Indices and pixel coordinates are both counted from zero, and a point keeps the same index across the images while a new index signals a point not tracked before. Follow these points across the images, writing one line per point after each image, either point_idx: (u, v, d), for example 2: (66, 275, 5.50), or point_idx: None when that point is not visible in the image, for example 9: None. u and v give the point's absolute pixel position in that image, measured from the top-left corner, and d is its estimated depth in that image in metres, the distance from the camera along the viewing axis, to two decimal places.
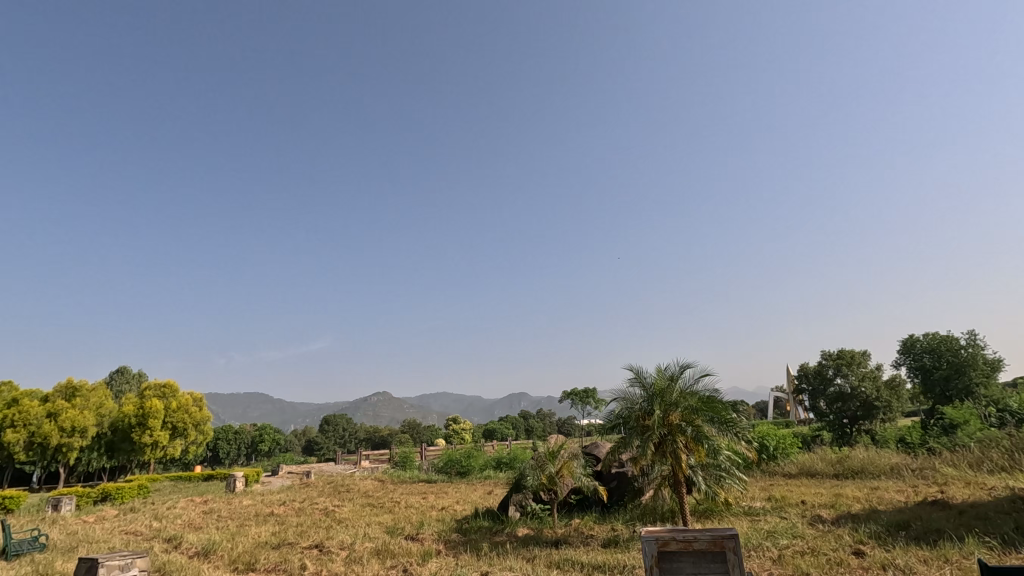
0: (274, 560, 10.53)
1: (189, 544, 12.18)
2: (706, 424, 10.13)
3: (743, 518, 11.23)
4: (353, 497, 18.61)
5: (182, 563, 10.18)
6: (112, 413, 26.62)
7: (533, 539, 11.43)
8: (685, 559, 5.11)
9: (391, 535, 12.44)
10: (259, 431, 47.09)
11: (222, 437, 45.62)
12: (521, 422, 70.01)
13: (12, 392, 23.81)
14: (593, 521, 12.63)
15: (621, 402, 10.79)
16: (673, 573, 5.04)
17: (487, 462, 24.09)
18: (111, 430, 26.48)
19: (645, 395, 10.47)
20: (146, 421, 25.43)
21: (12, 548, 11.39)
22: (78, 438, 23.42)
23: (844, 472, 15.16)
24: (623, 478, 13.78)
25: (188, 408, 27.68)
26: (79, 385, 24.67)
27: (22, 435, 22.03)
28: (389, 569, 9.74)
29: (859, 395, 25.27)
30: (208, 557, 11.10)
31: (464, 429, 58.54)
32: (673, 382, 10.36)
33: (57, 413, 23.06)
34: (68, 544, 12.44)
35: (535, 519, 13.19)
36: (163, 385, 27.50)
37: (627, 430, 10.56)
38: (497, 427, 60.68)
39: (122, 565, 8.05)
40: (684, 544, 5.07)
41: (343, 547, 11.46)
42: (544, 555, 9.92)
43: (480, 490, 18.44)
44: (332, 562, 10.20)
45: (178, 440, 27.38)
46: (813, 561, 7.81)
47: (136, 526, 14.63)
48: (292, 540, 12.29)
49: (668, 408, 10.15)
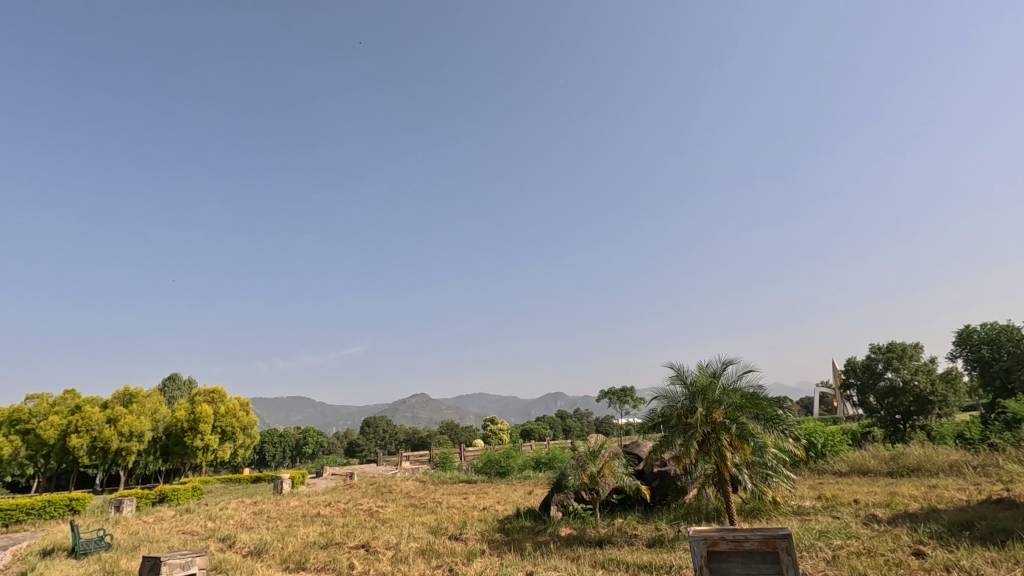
0: (323, 559, 10.81)
1: (243, 544, 12.61)
2: (751, 421, 9.90)
3: (793, 518, 10.93)
4: (397, 498, 18.90)
5: (237, 563, 10.56)
6: (165, 418, 27.74)
7: (576, 539, 11.42)
8: (733, 559, 5.04)
9: (436, 536, 12.59)
10: (303, 435, 48.37)
11: (268, 440, 46.99)
12: (558, 421, 69.63)
13: (75, 399, 25.12)
14: (635, 521, 12.52)
15: (662, 400, 10.70)
16: (722, 573, 4.97)
17: (526, 462, 24.17)
18: (165, 434, 27.62)
19: (686, 394, 10.37)
20: (198, 425, 26.45)
21: (81, 546, 12.07)
22: (136, 442, 24.53)
23: (899, 469, 14.60)
24: (666, 477, 13.60)
25: (236, 412, 28.60)
26: (135, 392, 25.85)
27: (86, 440, 23.25)
28: (434, 569, 9.86)
29: (911, 389, 24.30)
30: (261, 556, 11.49)
31: (502, 429, 58.81)
32: (715, 379, 10.23)
33: (115, 419, 24.18)
34: (132, 544, 13.06)
35: (577, 518, 13.17)
36: (212, 390, 28.48)
37: (669, 429, 10.45)
38: (535, 427, 60.58)
39: (183, 563, 8.41)
40: (734, 544, 5.01)
41: (389, 547, 11.67)
42: (588, 555, 9.91)
43: (520, 490, 18.55)
44: (379, 562, 10.40)
45: (227, 444, 28.32)
46: (871, 562, 7.58)
47: (192, 526, 15.27)
48: (339, 540, 12.59)
49: (711, 406, 10.00)
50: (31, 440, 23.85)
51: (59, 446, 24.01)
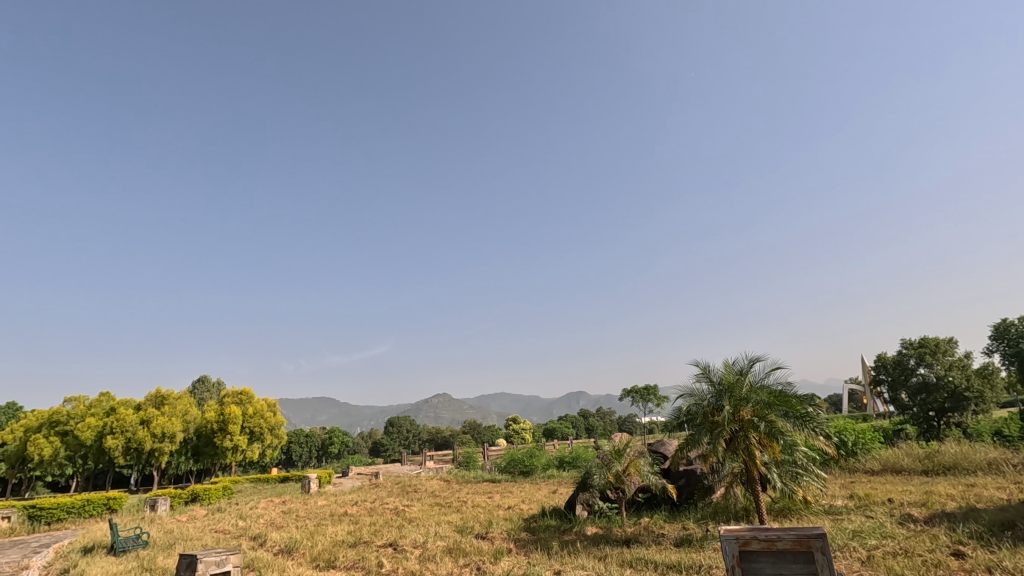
0: (352, 557, 10.99)
1: (274, 542, 12.87)
2: (780, 419, 9.73)
3: (825, 517, 10.72)
4: (422, 497, 19.05)
5: (269, 560, 10.80)
6: (196, 419, 28.37)
7: (603, 539, 11.38)
8: (764, 559, 4.97)
9: (462, 534, 12.68)
10: (329, 435, 49.07)
11: (295, 440, 47.77)
12: (581, 421, 69.35)
13: (110, 401, 25.84)
14: (662, 520, 12.43)
15: (687, 398, 10.62)
16: (753, 574, 4.90)
17: (550, 461, 24.16)
18: (196, 435, 28.27)
19: (713, 391, 10.26)
20: (227, 426, 27.03)
21: (119, 544, 12.43)
22: (169, 442, 25.11)
23: (934, 468, 14.20)
24: (692, 476, 13.46)
25: (264, 413, 29.10)
26: (167, 394, 26.48)
27: (121, 441, 23.97)
28: (462, 567, 9.95)
29: (946, 385, 23.62)
30: (292, 554, 11.66)
31: (525, 429, 58.75)
32: (742, 377, 10.10)
33: (148, 420, 24.81)
34: (166, 542, 13.39)
35: (603, 517, 13.12)
36: (240, 392, 29.02)
37: (695, 427, 10.35)
38: (557, 427, 60.48)
39: (218, 561, 8.58)
40: (767, 544, 4.93)
41: (416, 546, 11.79)
42: (615, 554, 9.89)
43: (545, 489, 18.56)
44: (407, 560, 10.54)
45: (256, 444, 28.83)
46: (908, 562, 7.42)
47: (224, 525, 15.59)
48: (367, 539, 12.74)
49: (738, 404, 9.89)
50: (69, 441, 24.65)
51: (96, 447, 24.74)
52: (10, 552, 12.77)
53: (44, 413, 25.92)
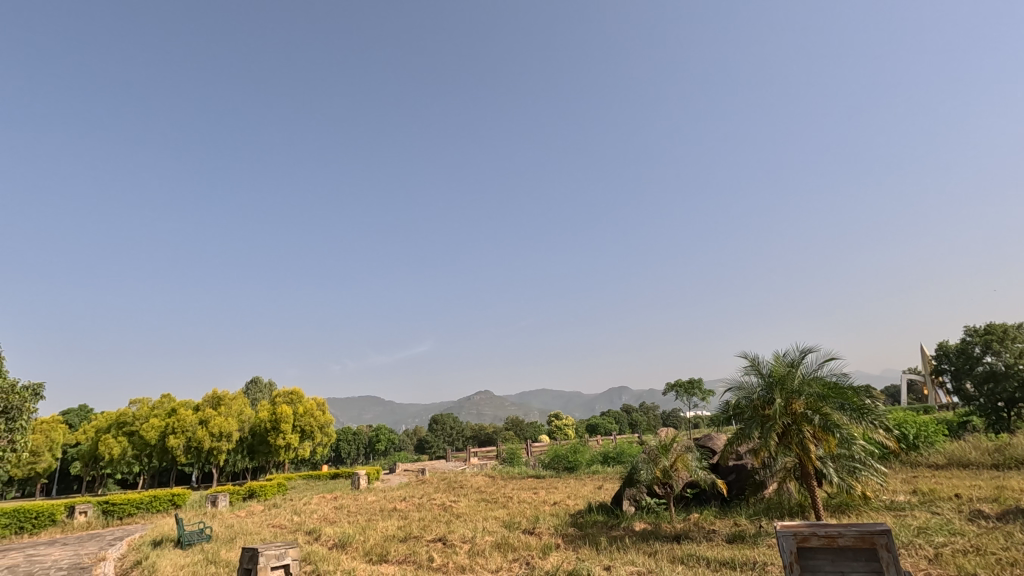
0: (404, 552, 11.24)
1: (328, 537, 13.29)
2: (835, 412, 9.39)
3: (886, 513, 10.30)
4: (468, 493, 19.27)
5: (324, 554, 11.16)
6: (250, 418, 29.52)
7: (652, 534, 11.29)
8: (823, 557, 4.81)
9: (509, 530, 12.80)
10: (375, 432, 50.29)
11: (343, 438, 49.09)
12: (624, 416, 68.71)
13: (171, 402, 27.15)
14: (713, 515, 12.21)
15: (736, 391, 10.40)
16: (812, 572, 4.75)
17: (594, 456, 24.06)
18: (251, 434, 29.43)
19: (763, 384, 10.01)
20: (279, 425, 28.02)
21: (185, 538, 13.09)
22: (226, 441, 26.17)
23: (1006, 461, 13.43)
24: (742, 471, 13.12)
25: (313, 412, 29.97)
26: (223, 395, 27.60)
27: (182, 440, 25.19)
28: (512, 562, 10.04)
29: (1016, 374, 22.06)
30: (346, 549, 12.02)
31: (567, 424, 58.64)
32: (793, 369, 9.82)
33: (206, 420, 25.93)
34: (228, 536, 14.02)
35: (651, 513, 12.99)
36: (291, 392, 30.00)
37: (744, 421, 10.14)
38: (599, 423, 60.11)
39: (278, 554, 8.81)
40: (827, 540, 4.78)
41: (465, 541, 11.94)
42: (666, 550, 9.78)
43: (591, 485, 18.49)
44: (457, 555, 10.70)
45: (307, 442, 29.75)
46: (980, 561, 7.05)
47: (281, 520, 16.20)
48: (417, 534, 13.01)
49: (790, 396, 9.61)
50: (135, 441, 26.05)
51: (160, 446, 26.10)
52: (88, 545, 13.62)
53: (113, 414, 27.50)
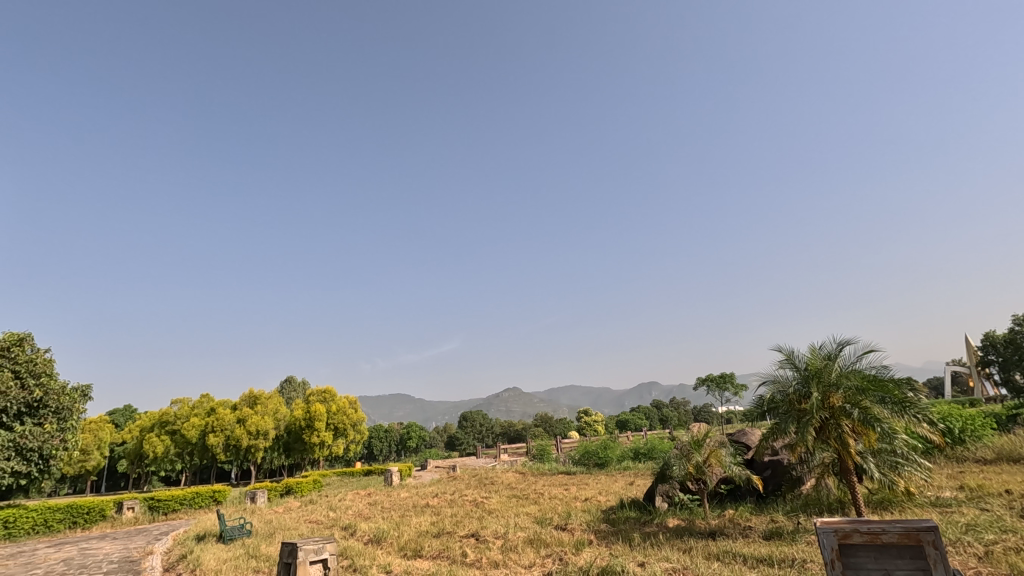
0: (438, 547, 11.38)
1: (364, 532, 13.55)
2: (876, 405, 9.11)
3: (932, 510, 9.96)
4: (499, 489, 19.37)
5: (360, 549, 11.38)
6: (285, 417, 30.23)
7: (686, 530, 11.17)
8: (865, 554, 4.67)
9: (541, 526, 12.82)
10: (406, 430, 50.97)
11: (375, 436, 49.82)
12: (654, 412, 67.99)
13: (210, 402, 27.99)
14: (749, 512, 12.00)
15: (771, 385, 10.20)
16: (855, 570, 4.62)
17: (625, 452, 23.90)
18: (287, 432, 30.17)
19: (799, 378, 9.80)
20: (314, 423, 28.63)
21: (228, 533, 13.53)
22: (263, 439, 26.85)
23: None
24: (779, 467, 12.84)
25: (346, 410, 30.52)
26: (259, 394, 28.35)
27: (221, 438, 25.98)
28: (545, 557, 10.08)
29: None
30: (381, 544, 12.24)
31: (598, 421, 58.37)
32: (831, 362, 9.57)
33: (244, 419, 26.66)
34: (268, 531, 14.43)
35: (684, 509, 12.85)
36: (323, 390, 30.60)
37: (779, 415, 9.93)
38: (630, 418, 59.68)
39: (316, 549, 9.00)
40: (871, 536, 4.65)
41: (498, 537, 12.03)
42: (701, 546, 9.66)
43: (622, 481, 18.39)
44: (490, 550, 10.77)
45: (341, 439, 30.32)
46: None
47: (317, 515, 16.59)
48: (450, 529, 13.14)
49: (827, 390, 9.38)
50: (177, 439, 26.97)
51: (200, 444, 26.95)
52: (136, 539, 14.18)
53: (155, 414, 28.50)
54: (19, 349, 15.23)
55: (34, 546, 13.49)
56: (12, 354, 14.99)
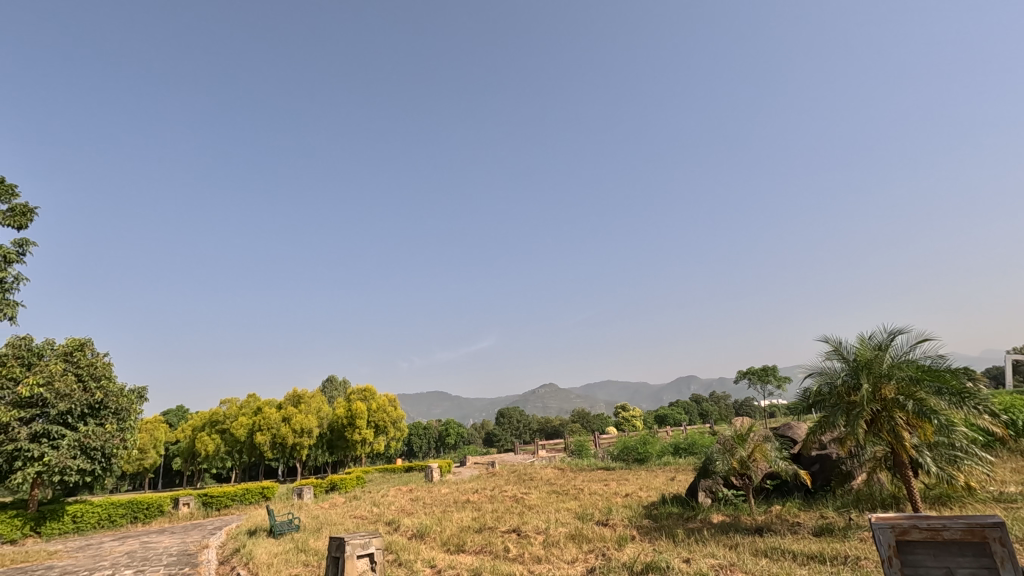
0: (480, 542, 11.48)
1: (407, 527, 13.79)
2: (932, 397, 8.72)
3: (995, 506, 9.50)
4: (539, 485, 19.39)
5: (405, 544, 11.59)
6: (328, 415, 31.00)
7: (732, 526, 10.97)
8: (923, 551, 4.48)
9: (583, 521, 12.80)
10: (444, 427, 51.57)
11: (415, 433, 50.73)
12: (694, 406, 66.80)
13: (256, 401, 28.93)
14: (797, 507, 11.71)
15: (817, 377, 9.90)
16: (913, 567, 4.43)
17: (665, 448, 23.58)
18: (330, 429, 30.96)
19: (847, 369, 9.49)
20: (355, 420, 29.26)
21: (277, 527, 13.99)
22: (307, 437, 27.57)
23: None
24: (827, 461, 12.47)
25: (386, 408, 31.06)
26: (302, 393, 29.20)
27: (268, 436, 26.83)
28: (587, 553, 10.06)
29: None
30: (424, 539, 12.44)
31: (635, 416, 57.74)
32: (881, 353, 9.22)
33: (289, 417, 27.45)
34: (315, 526, 14.85)
35: (729, 505, 12.60)
36: (363, 389, 31.22)
37: (827, 408, 9.64)
38: (668, 413, 58.88)
39: (363, 543, 9.17)
40: (931, 533, 4.45)
41: (539, 532, 12.05)
42: (747, 542, 9.48)
43: (663, 476, 18.18)
44: (532, 546, 10.82)
45: (381, 437, 30.87)
46: None
47: (362, 511, 16.97)
48: (491, 525, 13.22)
49: (879, 381, 9.05)
50: (227, 438, 28.02)
51: (248, 442, 27.89)
52: (193, 534, 14.82)
53: (206, 413, 29.67)
54: (80, 353, 16.07)
55: (100, 539, 14.28)
56: (75, 359, 15.84)
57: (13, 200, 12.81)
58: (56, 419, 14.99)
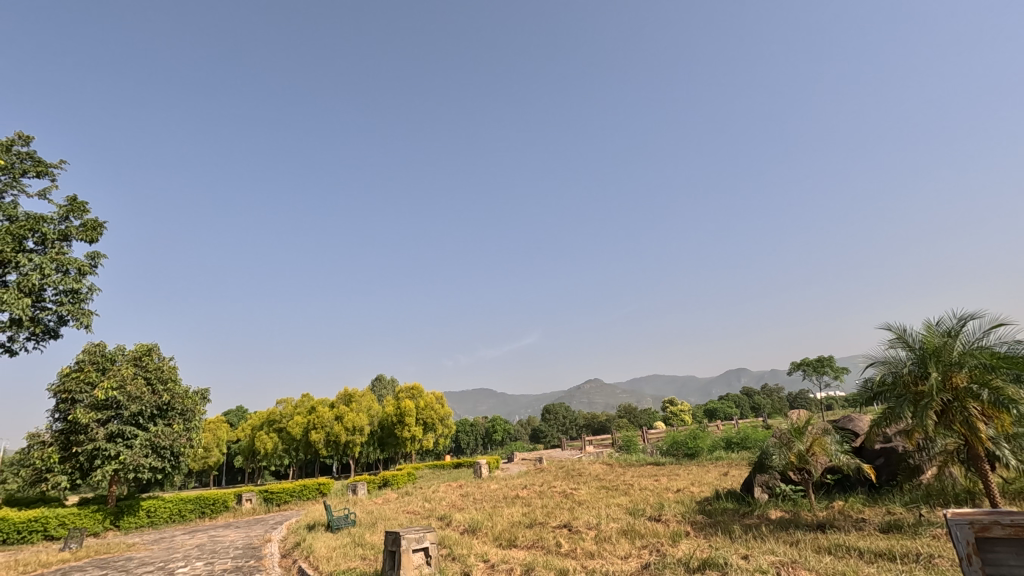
0: (532, 537, 11.53)
1: (459, 522, 13.99)
2: (1009, 385, 8.17)
3: None
4: (588, 481, 19.28)
5: (458, 539, 11.75)
6: (378, 413, 31.77)
7: (791, 522, 10.61)
8: (1004, 549, 3.97)
9: (634, 517, 12.66)
10: (491, 423, 52.02)
11: (462, 429, 51.38)
12: (745, 399, 64.94)
13: (310, 401, 29.91)
14: (861, 503, 11.21)
15: (880, 367, 9.47)
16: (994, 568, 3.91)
17: (716, 442, 23.03)
18: (380, 427, 31.73)
19: (913, 358, 9.04)
20: (404, 418, 29.86)
21: (335, 522, 14.43)
22: (359, 435, 28.29)
23: None
24: (893, 455, 11.88)
25: (433, 405, 31.56)
26: (353, 392, 30.02)
27: (322, 435, 27.71)
28: (641, 548, 9.94)
29: None
30: (476, 533, 12.60)
31: (684, 410, 56.66)
32: (951, 340, 8.71)
33: (341, 416, 28.25)
34: (370, 520, 15.26)
35: (787, 501, 12.20)
36: (411, 387, 31.79)
37: (892, 399, 9.18)
38: (718, 407, 57.59)
39: (418, 537, 9.30)
40: (1014, 529, 3.90)
41: (591, 528, 12.00)
42: (809, 539, 9.17)
43: (715, 471, 17.75)
44: (584, 541, 10.78)
45: (430, 433, 31.37)
46: None
47: (414, 507, 17.33)
48: (541, 520, 13.24)
49: (949, 370, 8.57)
50: (284, 436, 29.12)
51: (304, 440, 28.88)
52: (256, 528, 15.49)
53: (263, 413, 30.91)
54: (148, 358, 17.03)
55: (172, 533, 15.12)
56: (143, 363, 16.80)
57: (85, 215, 13.68)
58: (129, 420, 15.92)
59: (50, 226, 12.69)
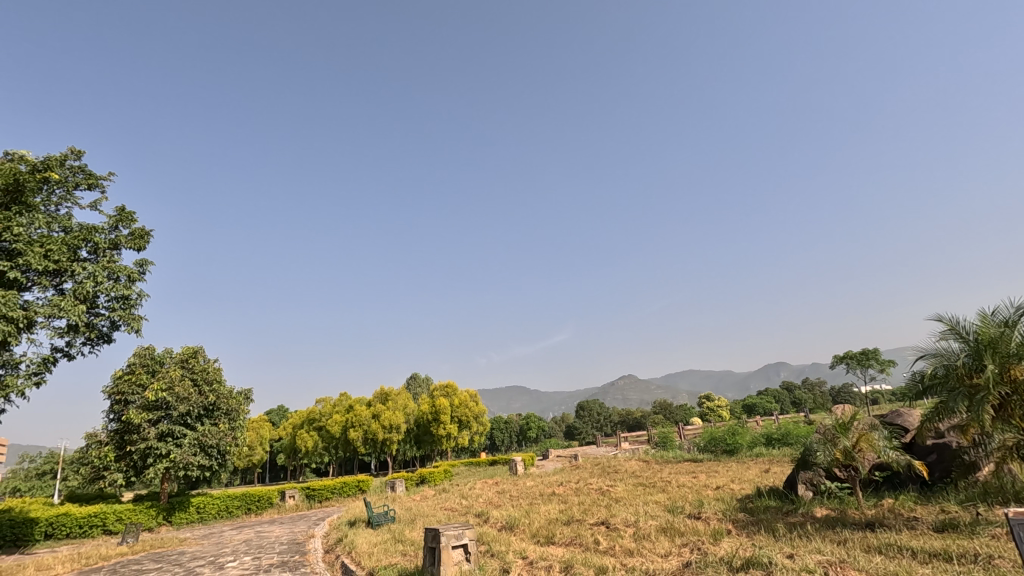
0: (569, 534, 11.52)
1: (496, 519, 14.08)
2: None
3: None
4: (624, 478, 19.14)
5: (496, 535, 11.84)
6: (414, 411, 32.21)
7: (838, 521, 10.28)
8: None
9: (673, 514, 12.50)
10: (525, 421, 52.16)
11: (497, 427, 51.67)
12: (785, 394, 63.38)
13: (347, 400, 30.52)
14: (912, 501, 10.80)
15: (931, 360, 9.08)
16: None
17: (756, 438, 22.53)
18: (416, 424, 32.16)
19: (967, 349, 8.64)
20: (439, 416, 30.20)
21: (375, 518, 14.73)
22: (395, 432, 28.70)
23: None
24: (946, 451, 11.40)
25: (468, 403, 31.80)
26: (389, 391, 30.49)
27: (360, 432, 28.26)
28: (681, 547, 9.81)
29: None
30: (514, 530, 12.66)
31: (721, 406, 55.66)
32: (1008, 330, 8.29)
33: (378, 414, 28.72)
34: (409, 517, 15.51)
35: (833, 498, 11.85)
36: (445, 385, 32.08)
37: (945, 393, 8.80)
38: (757, 402, 56.41)
39: (457, 534, 9.40)
40: None
41: (629, 525, 11.91)
42: (857, 538, 8.88)
43: (756, 468, 17.36)
44: (623, 538, 10.71)
45: (465, 431, 31.63)
46: None
47: (452, 503, 17.53)
48: (579, 517, 13.22)
49: (1007, 362, 8.17)
50: (323, 434, 29.82)
51: (342, 439, 29.51)
52: (299, 524, 15.93)
53: (303, 412, 31.74)
54: (195, 360, 17.66)
55: (221, 528, 15.67)
56: (190, 365, 17.43)
57: (133, 224, 14.28)
58: (178, 420, 16.55)
59: (101, 236, 13.30)
